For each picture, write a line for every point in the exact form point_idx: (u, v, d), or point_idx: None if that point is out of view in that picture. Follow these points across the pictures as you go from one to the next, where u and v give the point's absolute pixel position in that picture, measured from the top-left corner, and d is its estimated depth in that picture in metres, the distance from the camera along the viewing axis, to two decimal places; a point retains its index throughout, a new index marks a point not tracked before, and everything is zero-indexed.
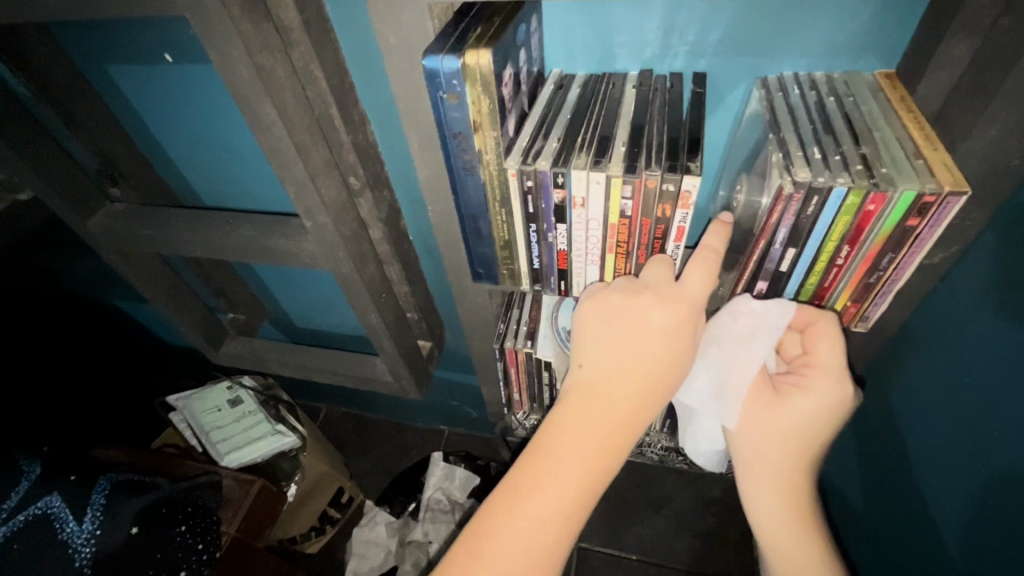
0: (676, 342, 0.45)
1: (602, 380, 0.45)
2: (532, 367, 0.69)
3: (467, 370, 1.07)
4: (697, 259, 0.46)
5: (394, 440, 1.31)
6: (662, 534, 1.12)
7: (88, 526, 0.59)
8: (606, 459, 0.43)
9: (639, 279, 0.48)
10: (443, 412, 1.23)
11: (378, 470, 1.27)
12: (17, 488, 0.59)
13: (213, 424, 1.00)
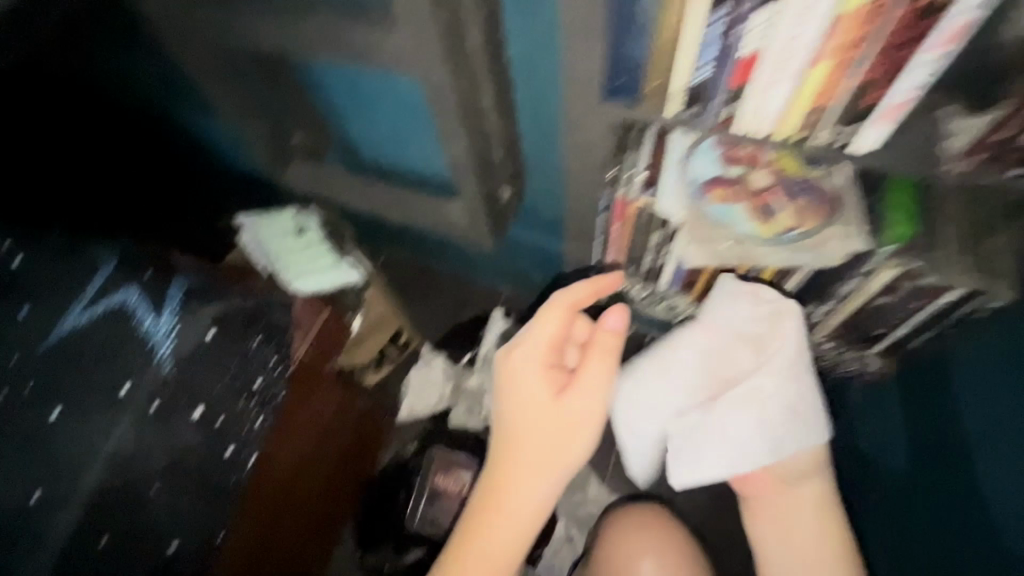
0: (552, 390, 0.67)
1: (516, 456, 0.64)
2: (641, 221, 0.66)
3: (549, 232, 0.95)
4: (551, 311, 0.70)
5: (455, 293, 1.28)
6: None
7: (163, 325, 0.61)
8: (532, 515, 0.64)
9: (523, 337, 0.70)
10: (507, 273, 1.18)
11: (435, 320, 1.27)
12: (92, 282, 0.61)
13: (279, 250, 0.97)
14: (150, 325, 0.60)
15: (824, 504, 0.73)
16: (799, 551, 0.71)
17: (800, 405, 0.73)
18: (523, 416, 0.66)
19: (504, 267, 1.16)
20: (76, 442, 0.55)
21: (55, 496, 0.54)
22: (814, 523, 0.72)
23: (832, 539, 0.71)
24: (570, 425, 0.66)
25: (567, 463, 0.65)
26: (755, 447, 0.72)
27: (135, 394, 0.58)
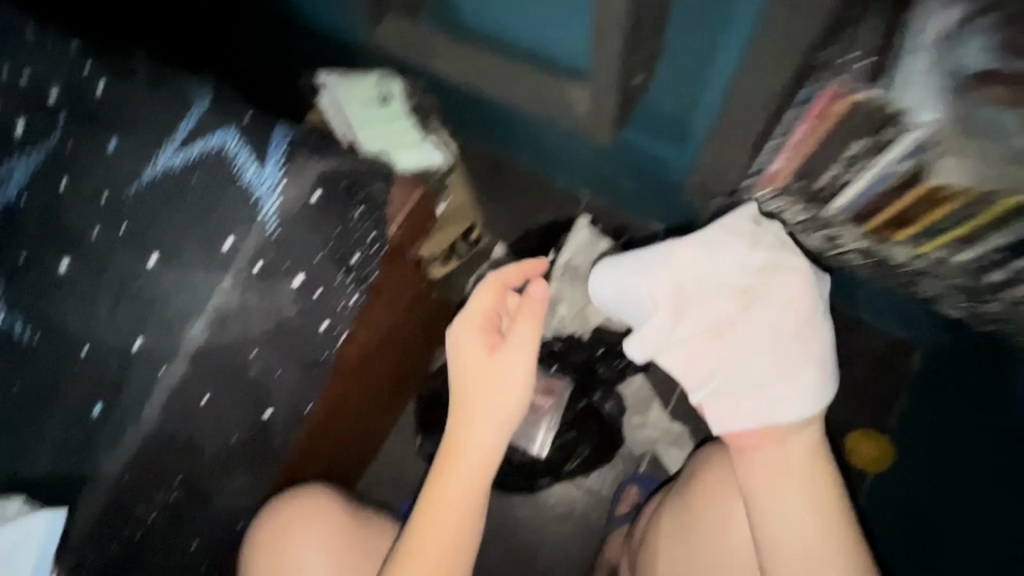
0: (500, 355, 0.65)
1: (467, 405, 0.66)
2: (850, 116, 0.57)
3: (675, 132, 0.82)
4: (488, 285, 0.68)
5: (532, 193, 1.20)
6: None
7: (269, 180, 0.54)
8: (479, 457, 0.65)
9: (472, 305, 0.68)
10: (605, 172, 1.05)
11: (510, 219, 1.19)
12: (186, 122, 0.55)
13: (362, 117, 0.87)
14: (256, 177, 0.54)
15: (812, 447, 0.65)
16: (793, 501, 0.63)
17: (801, 355, 0.66)
18: (463, 384, 0.66)
19: (593, 168, 1.06)
20: (185, 291, 0.54)
21: (163, 347, 0.54)
22: (796, 455, 0.65)
23: (817, 483, 0.63)
24: (492, 378, 0.65)
25: (493, 414, 0.65)
26: (755, 398, 0.67)
27: (241, 249, 0.53)
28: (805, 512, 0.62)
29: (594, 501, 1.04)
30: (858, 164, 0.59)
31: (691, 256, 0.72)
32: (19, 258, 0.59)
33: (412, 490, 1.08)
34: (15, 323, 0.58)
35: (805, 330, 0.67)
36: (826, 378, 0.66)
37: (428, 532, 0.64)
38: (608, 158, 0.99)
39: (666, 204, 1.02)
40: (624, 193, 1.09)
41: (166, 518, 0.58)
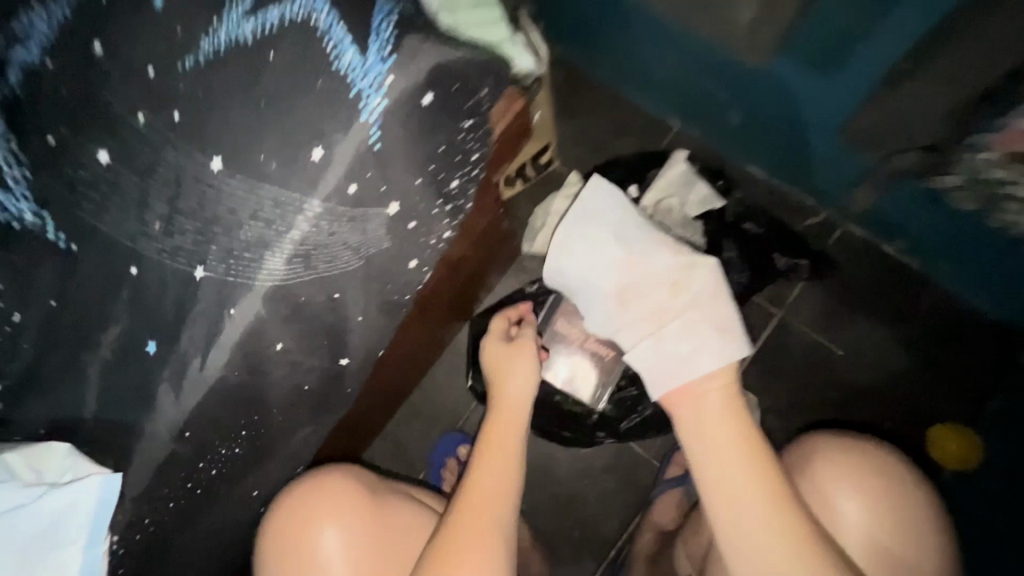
0: (507, 383, 0.76)
1: (500, 379, 0.77)
2: None
3: (800, 64, 0.72)
4: (495, 341, 0.81)
5: (620, 120, 1.06)
6: (883, 345, 0.97)
7: (371, 70, 0.47)
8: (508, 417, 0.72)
9: (488, 350, 0.81)
10: (747, 103, 0.87)
11: (588, 144, 1.07)
12: None
13: None
14: (354, 65, 0.47)
15: (729, 417, 0.58)
16: (746, 496, 0.54)
17: (709, 321, 0.64)
18: (493, 366, 0.79)
19: (691, 93, 0.94)
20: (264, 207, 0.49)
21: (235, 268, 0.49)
22: (712, 430, 0.58)
23: (737, 459, 0.56)
24: (511, 356, 0.78)
25: (519, 381, 0.76)
26: (670, 360, 0.63)
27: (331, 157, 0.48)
28: (750, 500, 0.54)
29: (645, 457, 0.99)
30: None
31: (632, 262, 0.72)
32: (49, 137, 0.50)
33: (454, 424, 1.04)
34: (45, 219, 0.50)
35: (696, 299, 0.66)
36: (736, 338, 0.63)
37: (482, 478, 0.66)
38: (762, 85, 0.80)
39: (806, 152, 0.87)
40: (757, 131, 0.92)
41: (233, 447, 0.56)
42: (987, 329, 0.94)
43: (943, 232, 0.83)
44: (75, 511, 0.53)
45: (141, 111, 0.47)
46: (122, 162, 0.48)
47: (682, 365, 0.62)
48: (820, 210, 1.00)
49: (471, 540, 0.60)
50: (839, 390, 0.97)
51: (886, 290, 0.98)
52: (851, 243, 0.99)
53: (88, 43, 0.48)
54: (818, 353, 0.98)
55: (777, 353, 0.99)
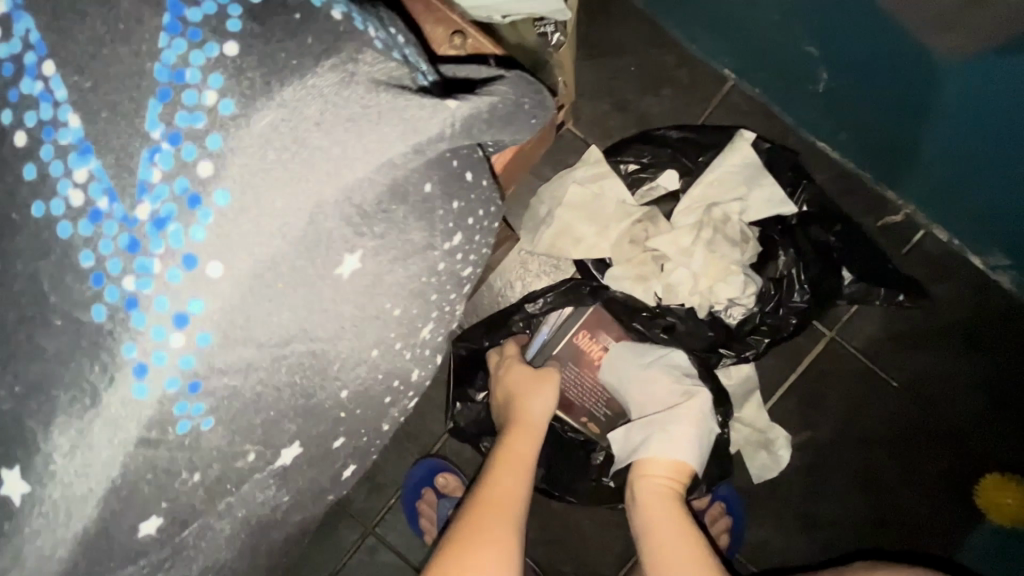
0: (527, 394, 0.67)
1: (523, 391, 0.67)
2: None
3: (869, 32, 0.58)
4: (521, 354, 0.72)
5: (661, 69, 0.79)
6: (947, 376, 0.81)
7: (165, 222, 0.31)
8: (523, 442, 0.62)
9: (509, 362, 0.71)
10: (862, 72, 0.63)
11: (613, 100, 0.80)
12: None
13: None
14: (126, 214, 0.31)
15: (669, 503, 0.59)
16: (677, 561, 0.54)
17: (676, 434, 0.63)
18: (518, 379, 0.69)
19: (771, 23, 0.66)
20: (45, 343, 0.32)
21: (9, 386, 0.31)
22: (653, 513, 0.58)
23: (675, 536, 0.55)
24: (540, 382, 0.68)
25: (543, 402, 0.67)
26: (626, 445, 0.66)
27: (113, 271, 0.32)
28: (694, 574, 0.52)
29: None
30: None
31: (633, 364, 0.71)
32: None
33: (430, 445, 0.87)
34: None
35: (673, 408, 0.65)
36: (690, 453, 0.62)
37: (493, 488, 0.56)
38: (910, 48, 0.56)
39: (921, 142, 0.66)
40: (855, 112, 0.70)
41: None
42: None
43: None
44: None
45: None
46: None
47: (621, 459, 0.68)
48: (901, 206, 0.79)
49: (483, 544, 0.51)
50: (887, 423, 0.82)
51: (963, 312, 0.80)
52: (933, 250, 0.79)
53: None
54: (870, 381, 0.82)
55: (820, 379, 0.82)
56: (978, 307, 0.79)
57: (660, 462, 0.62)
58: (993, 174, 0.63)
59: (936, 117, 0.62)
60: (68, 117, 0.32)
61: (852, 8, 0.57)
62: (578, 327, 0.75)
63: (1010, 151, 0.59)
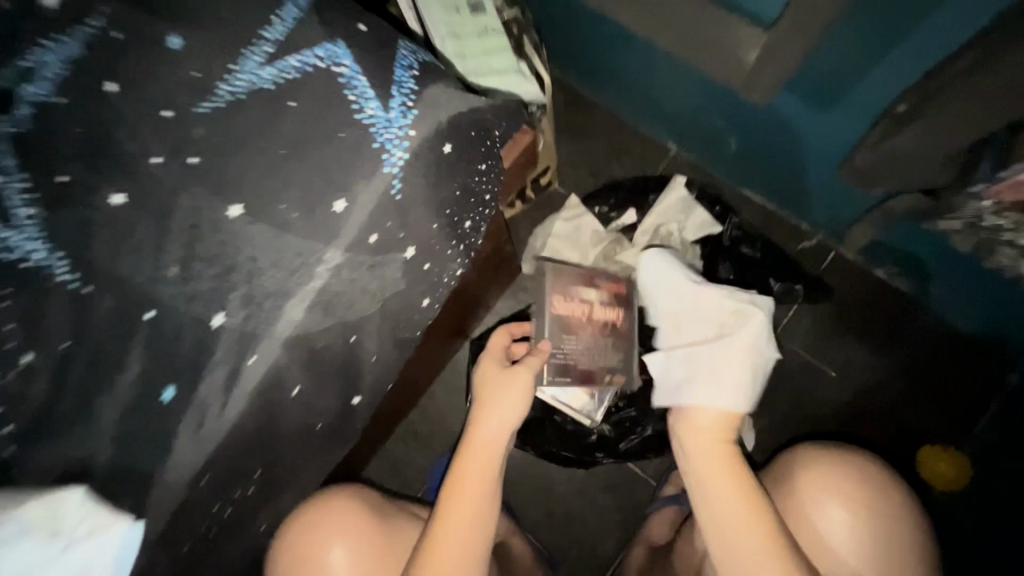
0: (490, 416, 0.63)
1: (486, 399, 0.64)
2: None
3: (742, 129, 0.84)
4: (487, 360, 0.68)
5: (616, 140, 1.07)
6: (874, 367, 0.98)
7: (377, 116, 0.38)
8: (487, 447, 0.61)
9: (481, 377, 0.67)
10: (747, 135, 0.85)
11: (584, 165, 1.07)
12: (273, 31, 0.39)
13: (444, 23, 0.68)
14: (376, 111, 0.38)
15: (724, 457, 0.58)
16: (721, 510, 0.55)
17: (726, 377, 0.63)
18: (486, 384, 0.66)
19: (682, 118, 0.94)
20: (280, 260, 0.37)
21: (248, 330, 0.36)
22: (701, 460, 0.59)
23: (720, 485, 0.56)
24: (505, 390, 0.64)
25: (508, 409, 0.63)
26: (676, 374, 0.68)
27: (352, 216, 0.36)
28: (747, 540, 0.53)
29: (642, 475, 0.99)
30: None
31: (681, 300, 0.72)
32: (55, 175, 0.41)
33: (451, 444, 1.03)
34: (58, 257, 0.40)
35: (729, 342, 0.65)
36: (741, 395, 0.62)
37: (441, 541, 0.56)
38: (767, 137, 0.82)
39: (805, 177, 0.86)
40: (756, 160, 0.91)
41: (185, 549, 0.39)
42: (972, 349, 0.97)
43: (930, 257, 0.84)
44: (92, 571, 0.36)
45: (68, 175, 0.42)
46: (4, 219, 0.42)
47: (668, 389, 0.68)
48: (812, 233, 1.01)
49: None
50: (832, 407, 0.98)
51: (877, 312, 0.99)
52: (843, 265, 1.00)
53: None
54: (812, 375, 0.99)
55: (770, 373, 1.00)
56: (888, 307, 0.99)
57: (720, 389, 0.62)
58: (852, 211, 0.87)
59: (804, 177, 0.86)
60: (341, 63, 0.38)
61: (727, 116, 0.84)
62: (552, 290, 0.69)
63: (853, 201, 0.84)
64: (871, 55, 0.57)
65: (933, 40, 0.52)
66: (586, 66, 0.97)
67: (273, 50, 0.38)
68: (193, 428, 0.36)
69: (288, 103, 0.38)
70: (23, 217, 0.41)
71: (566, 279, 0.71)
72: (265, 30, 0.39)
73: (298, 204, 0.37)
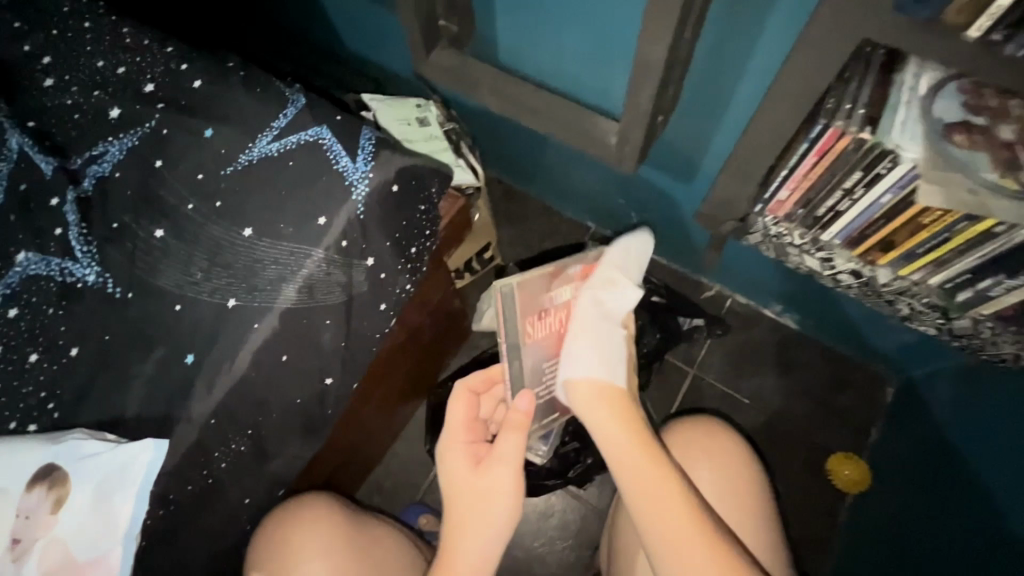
0: (472, 534, 0.58)
1: (460, 520, 0.59)
2: (845, 174, 0.57)
3: (641, 201, 1.04)
4: (461, 461, 0.62)
5: (544, 220, 1.27)
6: (780, 392, 1.13)
7: (357, 173, 0.56)
8: (474, 566, 0.58)
9: (456, 479, 0.61)
10: (644, 207, 1.06)
11: (520, 241, 1.25)
12: (285, 114, 0.59)
13: (401, 133, 0.91)
14: (352, 166, 0.56)
15: (617, 403, 0.62)
16: (648, 490, 0.56)
17: (600, 352, 0.66)
18: (455, 496, 0.61)
19: (593, 199, 1.15)
20: (279, 258, 0.53)
21: (254, 307, 0.51)
22: (607, 429, 0.61)
23: (648, 477, 0.56)
24: (481, 499, 0.59)
25: (490, 523, 0.59)
26: (584, 344, 0.66)
27: (332, 228, 0.54)
28: (651, 477, 0.56)
29: (594, 511, 1.06)
30: (871, 189, 0.57)
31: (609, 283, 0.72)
32: (113, 224, 0.57)
33: (414, 498, 1.07)
34: (109, 278, 0.55)
35: (602, 334, 0.67)
36: (617, 371, 0.65)
37: None
38: (661, 205, 1.02)
39: (688, 238, 1.07)
40: (652, 229, 1.12)
41: (195, 494, 0.50)
42: (858, 373, 1.12)
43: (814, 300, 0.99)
44: (127, 476, 0.47)
45: (118, 222, 0.58)
46: (65, 255, 0.57)
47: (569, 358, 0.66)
48: (711, 284, 1.18)
49: None
50: (750, 431, 1.12)
51: (776, 346, 1.15)
52: (741, 309, 1.17)
53: (70, 162, 0.62)
54: (730, 404, 1.14)
55: (694, 406, 1.14)
56: (784, 343, 1.16)
57: (620, 383, 0.65)
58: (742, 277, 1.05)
59: (692, 239, 1.05)
60: (326, 137, 0.57)
61: (627, 193, 1.05)
62: (522, 317, 0.68)
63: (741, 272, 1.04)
64: (706, 129, 0.80)
65: (727, 121, 0.76)
66: (514, 164, 1.20)
67: (277, 133, 0.58)
68: (210, 383, 0.49)
69: (288, 162, 0.56)
70: (86, 251, 0.56)
71: (532, 292, 0.68)
72: (273, 120, 0.59)
73: (292, 223, 0.54)
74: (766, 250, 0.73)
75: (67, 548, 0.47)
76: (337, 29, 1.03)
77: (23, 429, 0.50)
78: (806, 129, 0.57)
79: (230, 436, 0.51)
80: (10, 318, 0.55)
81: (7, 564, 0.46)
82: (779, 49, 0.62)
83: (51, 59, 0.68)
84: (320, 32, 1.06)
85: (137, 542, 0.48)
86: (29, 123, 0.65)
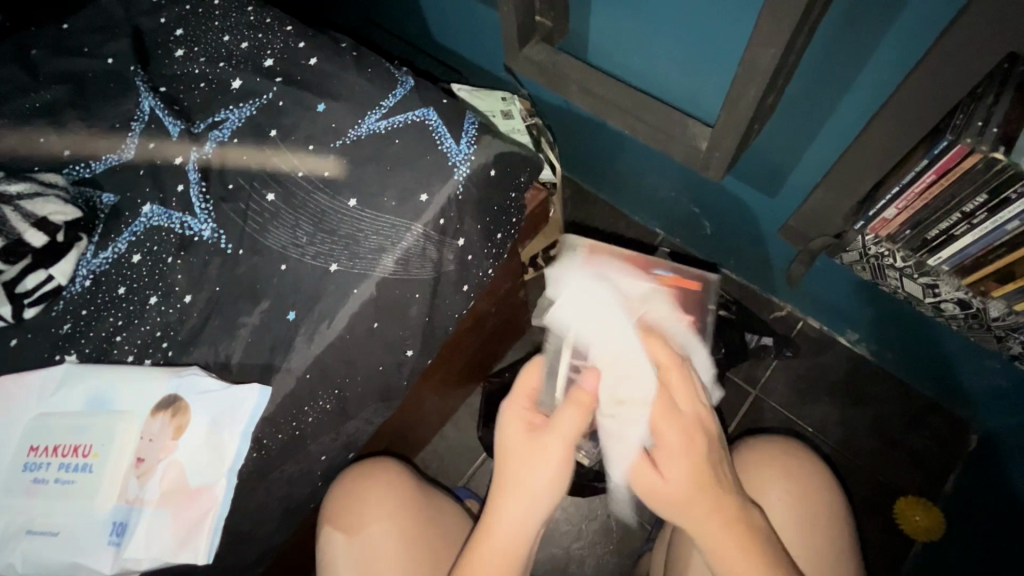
0: (516, 507, 0.53)
1: (504, 486, 0.54)
2: (968, 195, 0.53)
3: (721, 211, 1.01)
4: (518, 425, 0.56)
5: (613, 222, 1.26)
6: (848, 426, 1.07)
7: (458, 155, 0.57)
8: (510, 540, 0.53)
9: (510, 442, 0.56)
10: (721, 217, 1.03)
11: (586, 243, 1.25)
12: (395, 95, 0.62)
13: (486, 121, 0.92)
14: (454, 148, 0.58)
15: (682, 453, 0.52)
16: (712, 536, 0.51)
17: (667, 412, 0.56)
18: (505, 460, 0.55)
19: (664, 206, 1.14)
20: (381, 228, 0.55)
21: (355, 272, 0.54)
22: (668, 469, 0.52)
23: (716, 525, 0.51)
24: (530, 467, 0.54)
25: (533, 496, 0.53)
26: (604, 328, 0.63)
27: (433, 205, 0.56)
28: (712, 529, 0.51)
29: (637, 520, 1.04)
30: (999, 215, 0.53)
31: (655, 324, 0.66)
32: (229, 185, 0.62)
33: (460, 482, 1.09)
34: (223, 235, 0.59)
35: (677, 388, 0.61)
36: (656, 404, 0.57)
37: None
38: (738, 215, 0.98)
39: (765, 255, 1.03)
40: (725, 242, 1.09)
41: (284, 442, 0.53)
42: (938, 415, 1.05)
43: (879, 323, 0.96)
44: (236, 412, 0.51)
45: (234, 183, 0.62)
46: (185, 208, 0.61)
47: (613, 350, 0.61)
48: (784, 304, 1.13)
49: None
50: None
51: (848, 373, 1.09)
52: (814, 333, 1.12)
53: (194, 126, 0.67)
54: (792, 431, 1.09)
55: (754, 428, 1.10)
56: (858, 374, 1.09)
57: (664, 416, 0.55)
58: (825, 287, 0.97)
59: (768, 249, 1.01)
60: (431, 118, 0.59)
61: (706, 200, 1.02)
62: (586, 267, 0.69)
63: (826, 283, 0.96)
64: (803, 139, 0.76)
65: (829, 134, 0.73)
66: (587, 164, 1.20)
67: (386, 111, 0.61)
68: (309, 339, 0.53)
69: (395, 140, 0.59)
70: (204, 208, 0.61)
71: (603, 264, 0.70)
72: (383, 99, 0.61)
73: (395, 197, 0.56)
74: (860, 270, 0.70)
75: (180, 472, 0.51)
76: (431, 22, 1.06)
77: (141, 362, 0.55)
78: (929, 145, 0.53)
79: (319, 392, 0.54)
80: (134, 263, 0.60)
81: (132, 479, 0.51)
82: (900, 61, 0.59)
83: (183, 31, 0.73)
84: (416, 21, 1.09)
85: (241, 476, 0.52)
86: (160, 88, 0.70)
